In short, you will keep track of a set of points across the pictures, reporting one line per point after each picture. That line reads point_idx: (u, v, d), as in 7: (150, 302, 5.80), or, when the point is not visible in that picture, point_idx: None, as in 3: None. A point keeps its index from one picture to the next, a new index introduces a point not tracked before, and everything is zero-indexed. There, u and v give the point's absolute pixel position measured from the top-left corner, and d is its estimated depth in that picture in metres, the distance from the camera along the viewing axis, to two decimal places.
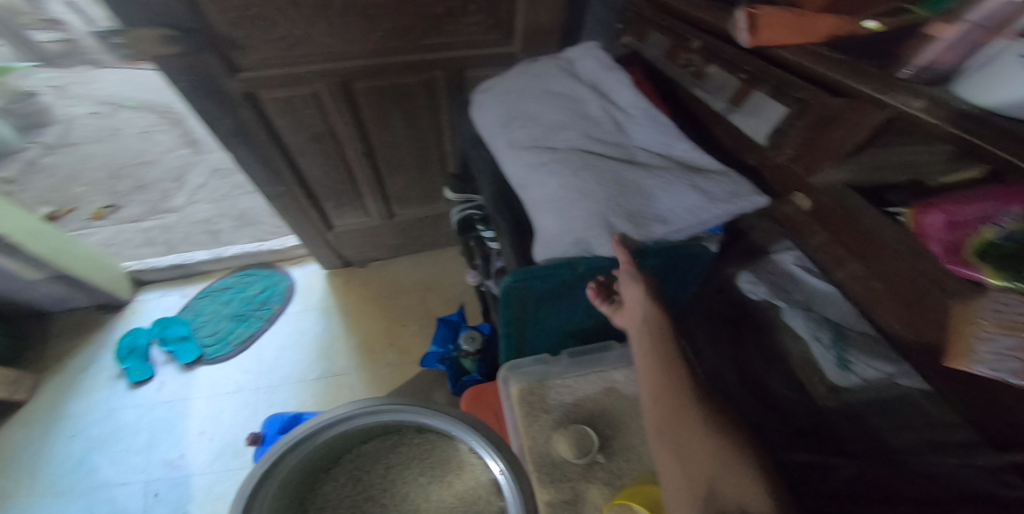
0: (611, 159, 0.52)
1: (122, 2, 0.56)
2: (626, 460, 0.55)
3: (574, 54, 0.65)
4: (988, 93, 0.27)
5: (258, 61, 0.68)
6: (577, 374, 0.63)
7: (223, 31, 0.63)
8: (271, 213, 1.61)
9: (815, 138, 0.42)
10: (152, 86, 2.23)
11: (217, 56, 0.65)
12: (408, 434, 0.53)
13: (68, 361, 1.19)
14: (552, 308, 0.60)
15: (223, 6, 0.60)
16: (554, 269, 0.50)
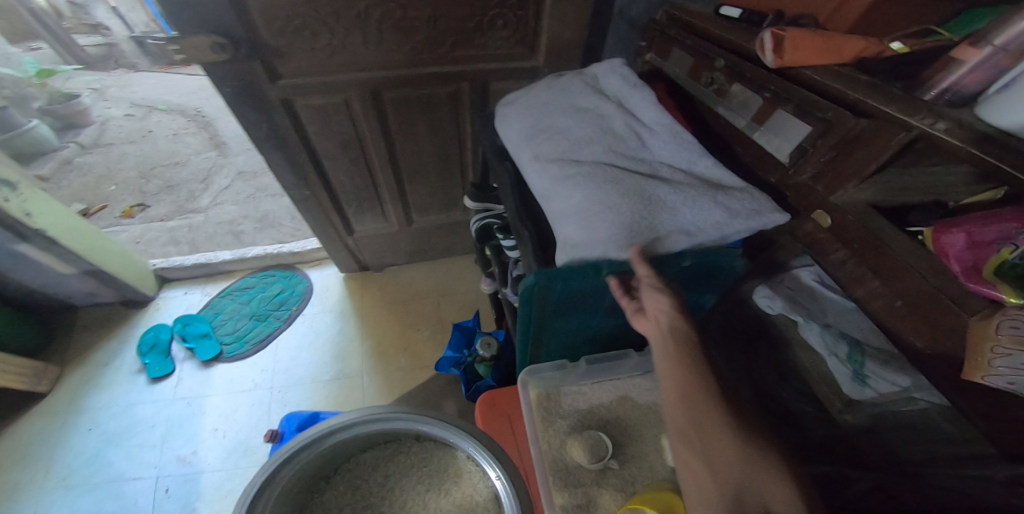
0: (633, 173, 0.53)
1: (178, 11, 0.60)
2: (638, 468, 0.56)
3: (599, 70, 0.67)
4: (1008, 115, 0.29)
5: (297, 69, 0.72)
6: (593, 382, 0.64)
7: (267, 40, 0.67)
8: (292, 217, 1.66)
9: (836, 158, 0.43)
10: (184, 93, 2.40)
11: (260, 63, 0.69)
12: (405, 442, 0.54)
13: (91, 355, 1.23)
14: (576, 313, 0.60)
15: (271, 16, 0.64)
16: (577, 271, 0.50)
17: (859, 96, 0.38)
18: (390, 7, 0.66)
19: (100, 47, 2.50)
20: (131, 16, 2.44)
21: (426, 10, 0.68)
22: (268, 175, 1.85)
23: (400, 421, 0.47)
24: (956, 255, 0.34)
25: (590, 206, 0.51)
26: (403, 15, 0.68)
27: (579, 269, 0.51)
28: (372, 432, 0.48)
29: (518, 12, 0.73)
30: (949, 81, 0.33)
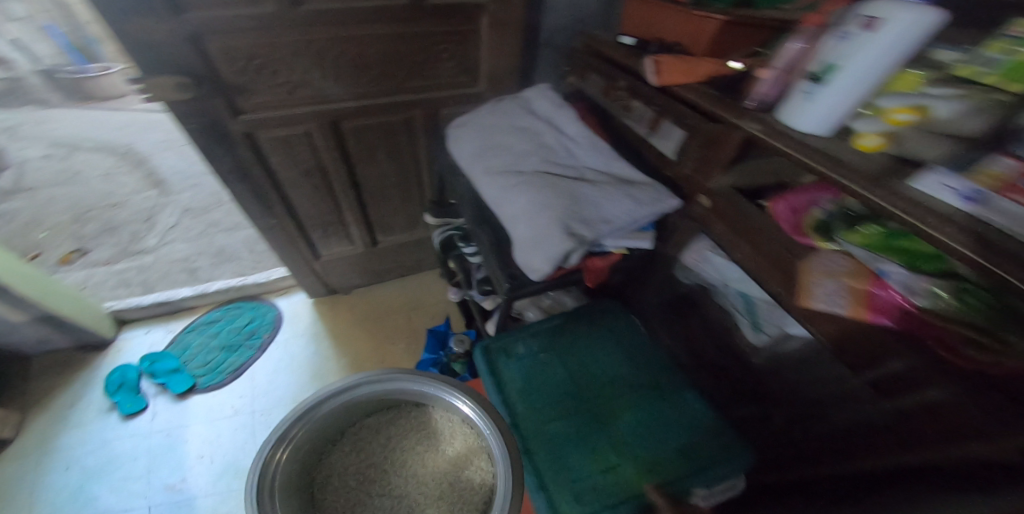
0: (564, 178, 0.64)
1: (139, 53, 0.63)
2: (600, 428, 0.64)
3: (531, 95, 0.79)
4: (798, 120, 0.44)
5: (259, 104, 0.77)
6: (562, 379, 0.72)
7: (230, 79, 0.72)
8: (251, 248, 1.65)
9: (706, 153, 0.56)
10: (113, 131, 2.33)
11: (223, 99, 0.73)
12: (407, 409, 0.78)
13: (55, 399, 1.18)
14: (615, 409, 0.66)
15: (231, 57, 0.69)
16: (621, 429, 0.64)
17: (711, 107, 0.52)
18: (346, 47, 0.75)
19: (4, 84, 2.45)
20: (34, 47, 2.41)
21: (378, 48, 0.77)
22: (220, 209, 1.83)
23: (408, 376, 0.65)
24: (787, 218, 0.51)
25: (530, 204, 0.61)
26: (358, 52, 0.76)
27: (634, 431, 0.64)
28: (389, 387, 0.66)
29: (459, 47, 0.84)
30: (756, 91, 0.48)
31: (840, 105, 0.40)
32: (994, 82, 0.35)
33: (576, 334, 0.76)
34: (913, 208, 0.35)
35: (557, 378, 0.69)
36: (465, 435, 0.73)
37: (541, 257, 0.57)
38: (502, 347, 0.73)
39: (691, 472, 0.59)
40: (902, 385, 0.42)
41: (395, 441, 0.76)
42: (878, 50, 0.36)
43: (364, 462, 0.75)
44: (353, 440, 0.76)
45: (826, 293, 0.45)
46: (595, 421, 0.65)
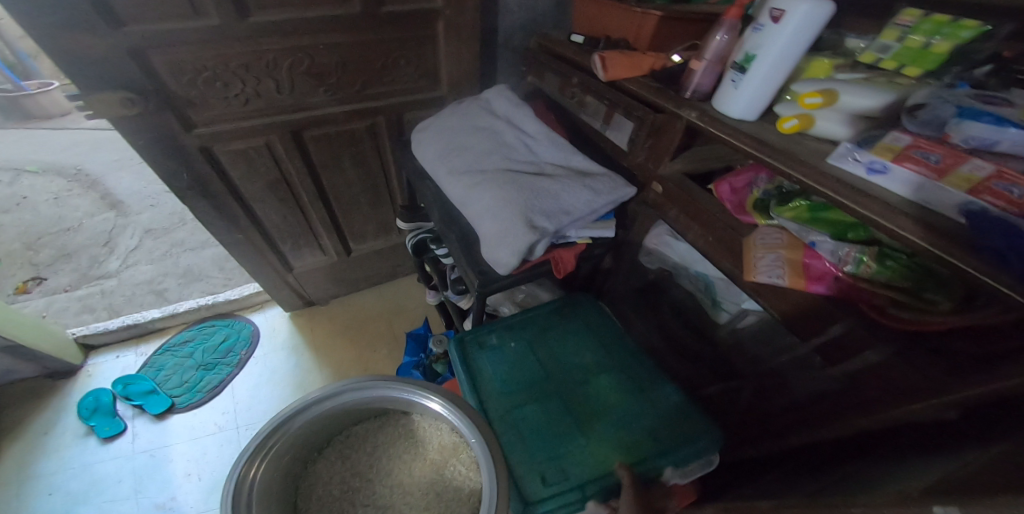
0: (525, 174, 0.66)
1: (77, 70, 0.60)
2: (580, 409, 0.66)
3: (490, 95, 0.80)
4: (729, 108, 0.49)
5: (212, 117, 0.75)
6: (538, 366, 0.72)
7: (179, 92, 0.70)
8: (221, 266, 1.61)
9: (655, 142, 0.60)
10: (61, 152, 2.22)
11: (174, 114, 0.71)
12: (393, 417, 0.68)
13: (28, 427, 1.14)
14: (593, 396, 0.68)
15: (178, 70, 0.67)
16: (601, 416, 0.65)
17: (655, 98, 0.57)
18: (300, 57, 0.74)
19: None
20: None
21: (333, 56, 0.77)
22: (185, 228, 1.78)
23: (399, 384, 0.58)
24: (728, 197, 0.56)
25: (494, 201, 0.63)
26: (313, 62, 0.76)
27: (610, 413, 0.65)
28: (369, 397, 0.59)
29: (416, 52, 0.85)
30: (692, 82, 0.53)
31: (764, 89, 0.45)
32: (892, 66, 0.43)
33: (552, 327, 0.78)
34: (839, 186, 0.38)
35: (528, 367, 0.71)
36: (455, 445, 0.63)
37: (506, 251, 0.59)
38: (475, 339, 0.76)
39: (662, 451, 0.61)
40: (841, 349, 0.46)
41: (382, 451, 0.67)
42: (785, 40, 0.42)
43: (348, 470, 0.67)
44: (339, 448, 0.67)
45: (768, 265, 0.48)
46: (566, 406, 0.66)
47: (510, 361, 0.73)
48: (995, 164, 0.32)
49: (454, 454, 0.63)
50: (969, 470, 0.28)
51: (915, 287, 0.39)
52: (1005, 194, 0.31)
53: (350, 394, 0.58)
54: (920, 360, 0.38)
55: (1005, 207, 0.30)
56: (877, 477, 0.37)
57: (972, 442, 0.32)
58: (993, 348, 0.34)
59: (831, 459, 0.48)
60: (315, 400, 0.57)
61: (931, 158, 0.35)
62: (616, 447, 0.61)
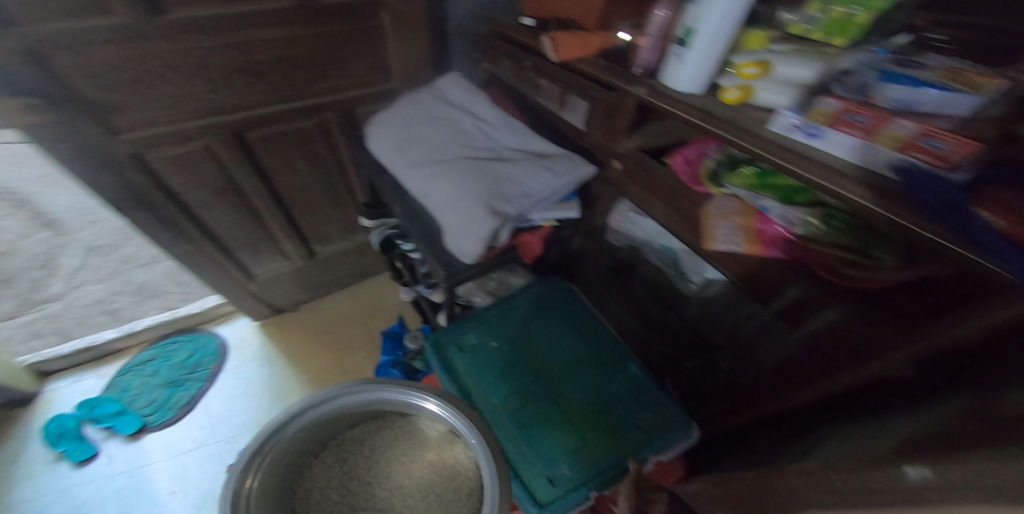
0: (485, 160, 0.65)
1: None
2: (567, 399, 0.66)
3: (443, 84, 0.78)
4: (676, 83, 0.50)
5: (139, 121, 0.69)
6: (522, 358, 0.70)
7: (93, 96, 0.63)
8: (177, 279, 1.51)
9: (611, 120, 0.61)
10: None
11: (94, 121, 0.65)
12: (389, 419, 0.64)
13: None
14: (577, 385, 0.68)
15: (90, 73, 0.61)
16: (589, 404, 0.66)
17: (608, 78, 0.58)
18: (232, 55, 0.69)
19: None
20: None
21: (270, 52, 0.72)
22: (133, 242, 1.66)
23: (389, 388, 0.56)
24: (683, 169, 0.56)
25: (454, 189, 0.61)
26: (249, 59, 0.71)
27: (599, 400, 0.66)
28: (367, 398, 0.57)
29: (363, 44, 0.82)
30: (640, 59, 0.54)
31: (705, 62, 0.47)
32: (821, 37, 0.44)
33: (529, 317, 0.75)
34: (798, 159, 0.39)
35: (510, 363, 0.70)
36: (449, 444, 0.61)
37: (470, 240, 0.58)
38: (452, 340, 0.72)
39: (647, 441, 0.62)
40: (803, 311, 0.49)
41: (377, 452, 0.63)
42: (721, 13, 0.43)
43: (346, 471, 0.62)
44: (338, 450, 0.63)
45: (726, 234, 0.49)
46: (555, 402, 0.66)
47: (490, 358, 0.70)
48: (918, 122, 0.33)
49: (442, 452, 0.61)
50: (938, 427, 0.31)
51: (864, 248, 0.40)
52: (928, 149, 0.32)
53: (347, 399, 0.57)
54: (871, 316, 0.41)
55: (929, 161, 0.32)
56: (859, 435, 0.40)
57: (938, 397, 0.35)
58: (938, 300, 0.37)
59: (813, 422, 0.51)
60: (310, 407, 0.55)
61: (859, 120, 0.36)
62: (609, 440, 0.62)
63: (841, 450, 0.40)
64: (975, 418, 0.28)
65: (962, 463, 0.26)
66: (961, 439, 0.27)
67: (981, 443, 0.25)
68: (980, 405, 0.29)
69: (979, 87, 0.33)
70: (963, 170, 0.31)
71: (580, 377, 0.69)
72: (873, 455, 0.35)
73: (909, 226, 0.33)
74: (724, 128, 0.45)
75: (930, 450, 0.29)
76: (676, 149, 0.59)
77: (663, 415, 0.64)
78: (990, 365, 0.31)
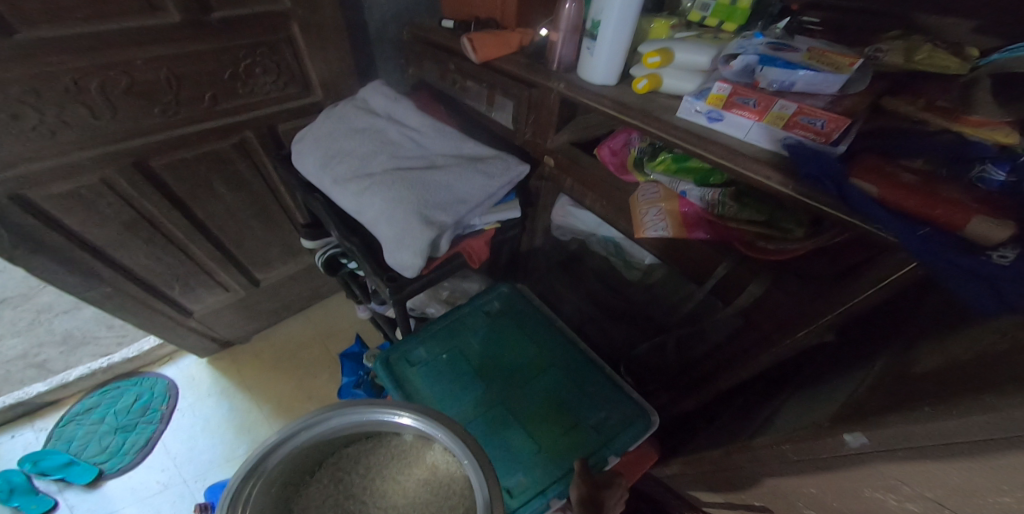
0: (417, 169, 0.63)
1: None
2: (522, 403, 0.66)
3: (366, 93, 0.75)
4: (592, 77, 0.51)
5: (12, 158, 0.61)
6: (474, 367, 0.70)
7: None
8: (109, 323, 1.37)
9: (537, 117, 0.61)
10: None
11: None
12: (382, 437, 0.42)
13: None
14: (534, 388, 0.68)
15: None
16: (548, 406, 0.66)
17: (527, 75, 0.58)
18: (111, 76, 0.63)
19: None
20: None
21: (160, 72, 0.67)
22: (50, 289, 1.49)
23: (385, 405, 0.39)
24: (610, 160, 0.57)
25: (387, 202, 0.59)
26: (134, 80, 0.65)
27: (558, 398, 0.67)
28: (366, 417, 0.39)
29: (274, 57, 0.78)
30: (555, 54, 0.55)
31: (614, 53, 0.49)
32: (714, 23, 0.50)
33: (479, 324, 0.75)
34: (712, 147, 0.41)
35: (463, 374, 0.69)
36: (449, 462, 0.40)
37: (409, 252, 0.56)
38: (402, 356, 0.71)
39: (606, 440, 0.62)
40: (732, 287, 0.50)
41: (373, 478, 0.41)
42: (622, 5, 0.45)
43: (341, 497, 0.40)
44: (329, 471, 0.41)
45: (653, 218, 0.50)
46: (511, 410, 0.66)
47: (444, 370, 0.70)
48: (797, 102, 0.36)
49: (453, 474, 0.39)
50: (864, 391, 0.34)
51: (774, 222, 0.43)
52: (809, 126, 0.35)
53: (340, 416, 0.38)
54: (787, 286, 0.44)
55: (813, 138, 0.35)
56: (802, 402, 0.43)
57: (856, 363, 0.38)
58: (842, 266, 0.40)
59: (763, 389, 0.54)
60: (308, 425, 0.37)
61: (749, 103, 0.38)
62: (567, 441, 0.62)
63: (784, 422, 0.43)
64: (898, 377, 0.31)
65: (891, 426, 0.29)
66: (884, 402, 0.30)
67: (907, 404, 0.28)
68: (899, 365, 0.32)
69: (839, 66, 0.36)
70: (838, 142, 0.35)
71: (537, 378, 0.69)
72: (814, 423, 0.38)
73: (804, 199, 0.35)
74: (643, 121, 0.46)
75: (859, 417, 0.32)
76: (602, 141, 0.60)
77: (620, 412, 0.65)
78: (900, 324, 0.35)
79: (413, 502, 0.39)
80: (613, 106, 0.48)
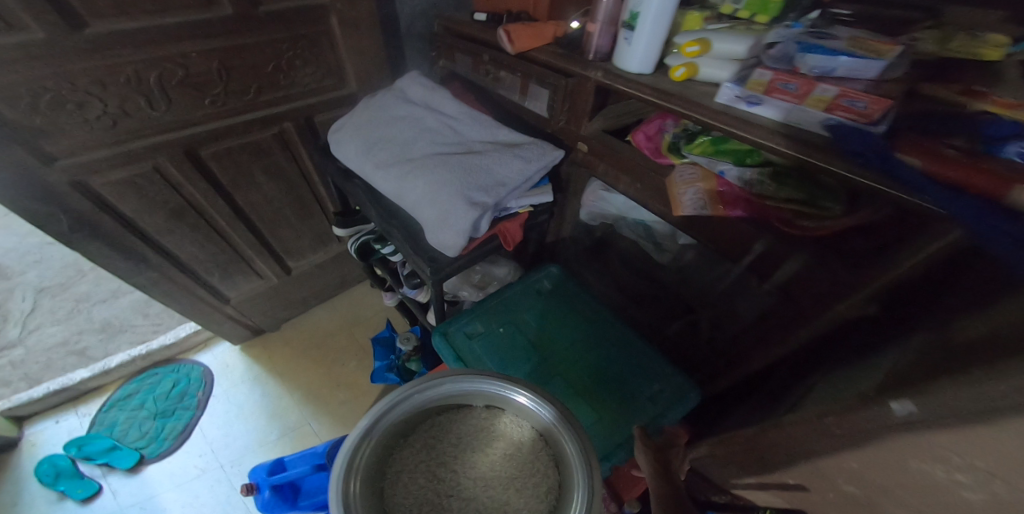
0: (456, 155, 0.66)
1: None
2: (577, 374, 0.71)
3: (403, 84, 0.78)
4: (627, 66, 0.54)
5: (75, 145, 0.65)
6: (529, 344, 0.75)
7: (22, 121, 0.59)
8: (145, 311, 1.42)
9: (572, 105, 0.64)
10: None
11: (26, 149, 0.61)
12: (473, 409, 0.53)
13: None
14: (589, 360, 0.73)
15: (10, 96, 0.56)
16: (603, 378, 0.71)
17: (564, 65, 0.61)
18: (167, 68, 0.66)
19: None
20: None
21: (211, 64, 0.70)
22: (87, 279, 1.55)
23: (495, 383, 0.46)
24: (645, 145, 0.60)
25: (429, 186, 0.62)
26: (186, 72, 0.69)
27: (618, 370, 0.72)
28: (471, 391, 0.47)
29: (314, 49, 0.81)
30: (591, 45, 0.57)
31: (652, 43, 0.51)
32: (747, 15, 0.51)
33: (527, 305, 0.80)
34: (753, 129, 0.43)
35: (518, 348, 0.74)
36: (530, 439, 0.50)
37: (452, 232, 0.59)
38: (458, 329, 0.75)
39: (659, 411, 0.67)
40: (771, 265, 0.52)
41: (463, 441, 0.52)
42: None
43: (436, 452, 0.51)
44: (425, 433, 0.52)
45: (693, 197, 0.53)
46: (568, 383, 0.70)
47: (502, 347, 0.74)
48: (837, 86, 0.39)
49: (534, 450, 0.49)
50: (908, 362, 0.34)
51: (814, 200, 0.46)
52: (851, 108, 0.38)
53: (451, 383, 0.46)
54: (829, 262, 0.46)
55: (855, 119, 0.38)
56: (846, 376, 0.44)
57: (896, 335, 0.39)
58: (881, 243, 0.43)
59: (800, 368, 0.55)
60: (428, 387, 0.46)
61: (791, 88, 0.41)
62: (623, 411, 0.67)
63: (829, 396, 0.43)
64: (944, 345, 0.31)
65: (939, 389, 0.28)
66: (928, 369, 0.31)
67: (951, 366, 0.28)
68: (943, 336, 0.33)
69: (866, 51, 0.39)
70: (879, 122, 0.37)
71: (587, 354, 0.74)
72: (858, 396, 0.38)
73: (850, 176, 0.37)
74: (684, 107, 0.49)
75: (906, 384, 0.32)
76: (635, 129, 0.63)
77: (671, 389, 0.69)
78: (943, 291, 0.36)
79: (496, 465, 0.51)
80: (652, 94, 0.51)
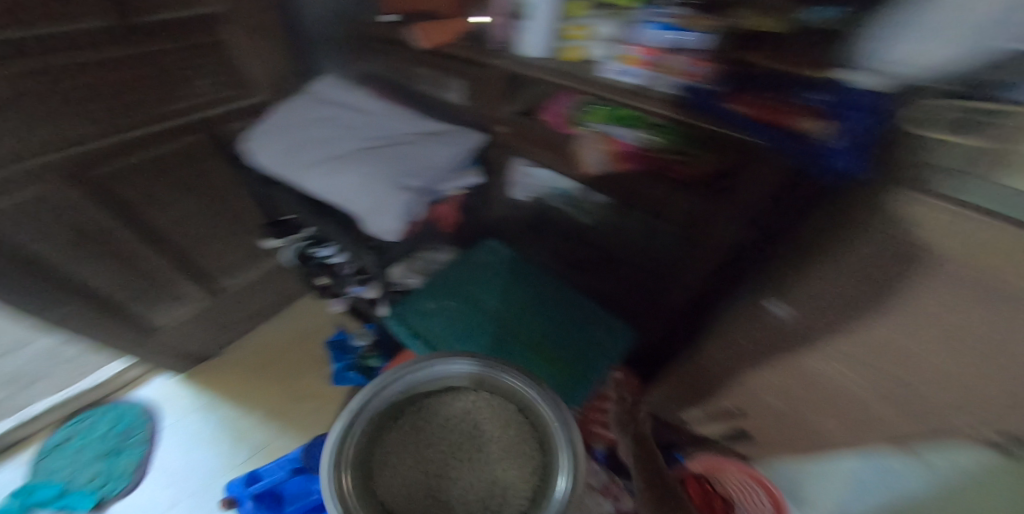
0: (383, 147, 0.72)
1: None
2: (531, 326, 0.83)
3: (320, 88, 0.81)
4: (532, 51, 0.62)
5: None
6: (485, 312, 0.83)
7: None
8: (46, 356, 1.25)
9: (490, 92, 0.73)
10: None
11: None
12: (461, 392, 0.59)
13: None
14: (540, 312, 0.85)
15: None
16: (553, 325, 0.84)
17: (478, 56, 0.69)
18: (71, 77, 0.62)
19: None
20: None
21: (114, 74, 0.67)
22: None
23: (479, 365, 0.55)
24: (554, 121, 0.71)
25: (361, 178, 0.67)
26: (91, 83, 0.65)
27: (564, 316, 0.85)
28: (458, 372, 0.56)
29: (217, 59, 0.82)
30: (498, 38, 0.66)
31: (549, 30, 0.60)
32: None
33: (472, 279, 0.87)
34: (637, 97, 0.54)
35: (471, 317, 0.82)
36: (513, 416, 0.57)
37: (389, 218, 0.66)
38: (412, 308, 0.81)
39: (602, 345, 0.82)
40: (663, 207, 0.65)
41: (449, 421, 0.58)
42: None
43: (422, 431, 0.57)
44: (413, 415, 0.57)
45: (596, 160, 0.68)
46: (523, 335, 0.81)
47: (458, 319, 0.81)
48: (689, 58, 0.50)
49: (516, 427, 0.56)
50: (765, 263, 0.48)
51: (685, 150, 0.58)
52: (699, 73, 0.50)
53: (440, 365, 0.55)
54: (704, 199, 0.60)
55: (702, 81, 0.50)
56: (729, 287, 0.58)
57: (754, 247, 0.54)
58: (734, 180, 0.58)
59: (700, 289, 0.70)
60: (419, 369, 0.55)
61: (659, 61, 0.52)
62: (574, 347, 0.82)
63: None
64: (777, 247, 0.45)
65: None
66: None
67: None
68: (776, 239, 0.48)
69: (696, 28, 0.49)
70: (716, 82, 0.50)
71: (536, 308, 0.86)
72: None
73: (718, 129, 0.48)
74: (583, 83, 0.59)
75: None
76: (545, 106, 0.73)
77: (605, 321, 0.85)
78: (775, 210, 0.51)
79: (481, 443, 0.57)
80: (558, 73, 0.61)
